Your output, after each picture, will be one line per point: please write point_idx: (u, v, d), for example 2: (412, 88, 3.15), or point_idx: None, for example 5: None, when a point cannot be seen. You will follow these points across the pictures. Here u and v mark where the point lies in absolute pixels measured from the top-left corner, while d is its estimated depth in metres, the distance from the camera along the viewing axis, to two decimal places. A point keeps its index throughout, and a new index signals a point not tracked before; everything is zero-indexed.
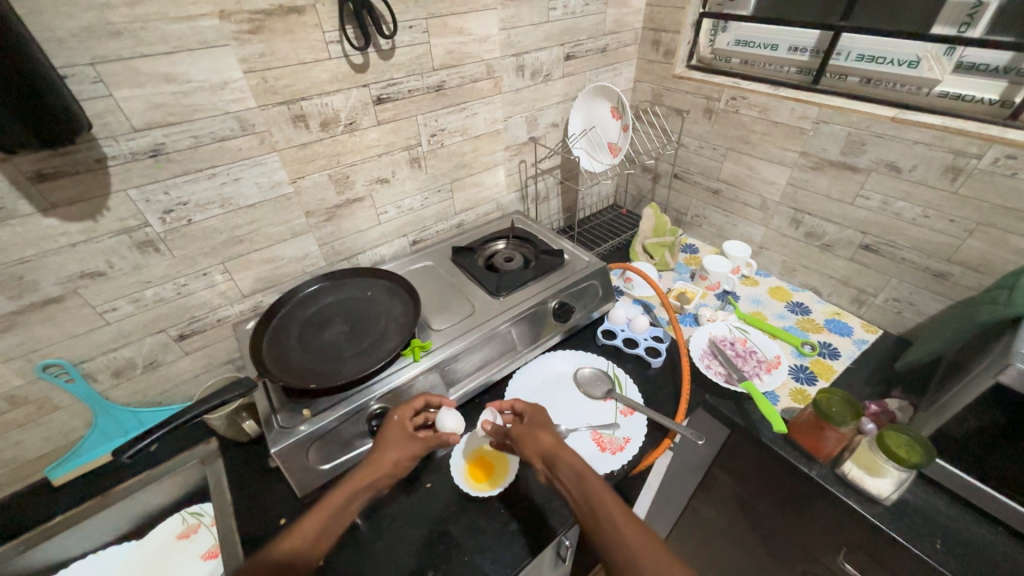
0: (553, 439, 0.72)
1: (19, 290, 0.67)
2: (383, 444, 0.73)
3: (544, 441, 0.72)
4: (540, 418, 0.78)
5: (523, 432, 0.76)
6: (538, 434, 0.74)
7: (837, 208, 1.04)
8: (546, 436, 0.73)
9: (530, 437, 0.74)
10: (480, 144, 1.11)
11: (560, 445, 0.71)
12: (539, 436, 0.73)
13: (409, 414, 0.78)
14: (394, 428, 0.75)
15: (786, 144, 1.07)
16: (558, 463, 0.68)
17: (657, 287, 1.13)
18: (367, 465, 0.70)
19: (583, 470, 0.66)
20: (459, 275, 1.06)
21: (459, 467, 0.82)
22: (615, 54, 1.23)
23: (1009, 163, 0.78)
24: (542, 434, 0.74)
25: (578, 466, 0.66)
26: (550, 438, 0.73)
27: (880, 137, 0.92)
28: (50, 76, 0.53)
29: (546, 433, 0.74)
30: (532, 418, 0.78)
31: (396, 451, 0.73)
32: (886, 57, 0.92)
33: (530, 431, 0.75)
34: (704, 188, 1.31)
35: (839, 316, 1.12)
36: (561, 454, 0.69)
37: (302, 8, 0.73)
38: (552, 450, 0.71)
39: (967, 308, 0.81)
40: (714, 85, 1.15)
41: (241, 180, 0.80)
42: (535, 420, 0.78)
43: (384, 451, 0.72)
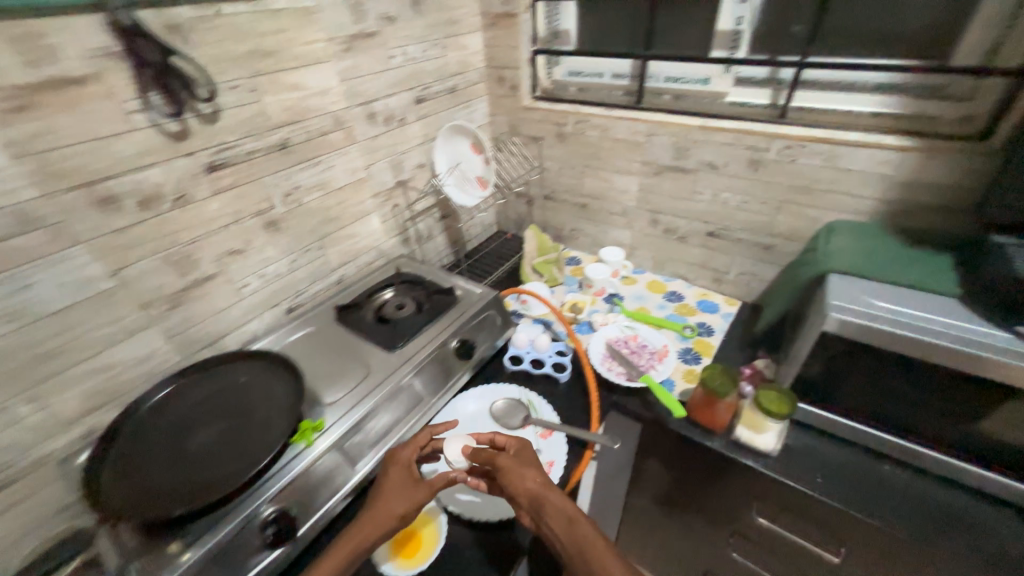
0: (539, 481, 0.68)
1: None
2: (384, 495, 0.68)
3: (531, 480, 0.67)
4: (527, 454, 0.73)
5: (506, 467, 0.70)
6: (524, 474, 0.69)
7: (680, 205, 1.19)
8: (531, 475, 0.68)
9: (513, 475, 0.69)
10: (344, 196, 1.05)
11: (547, 488, 0.66)
12: (525, 474, 0.68)
13: (412, 456, 0.74)
14: (395, 474, 0.71)
15: (629, 157, 1.21)
16: (545, 508, 0.64)
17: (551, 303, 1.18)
18: (366, 524, 0.65)
19: (573, 520, 0.62)
20: (347, 335, 0.98)
21: (384, 551, 0.73)
22: (465, 93, 1.29)
23: (789, 151, 0.97)
24: (528, 474, 0.69)
25: (569, 514, 0.63)
26: (537, 478, 0.68)
27: (698, 142, 1.08)
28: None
29: (531, 473, 0.69)
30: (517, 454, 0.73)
31: (400, 502, 0.67)
32: (686, 77, 1.11)
33: (516, 467, 0.69)
34: (573, 203, 1.41)
35: (706, 296, 1.27)
36: (548, 500, 0.65)
37: (86, 78, 0.63)
38: (539, 494, 0.66)
39: (791, 272, 0.97)
40: (559, 112, 1.26)
41: (35, 284, 0.65)
42: (521, 456, 0.73)
43: (389, 501, 0.67)
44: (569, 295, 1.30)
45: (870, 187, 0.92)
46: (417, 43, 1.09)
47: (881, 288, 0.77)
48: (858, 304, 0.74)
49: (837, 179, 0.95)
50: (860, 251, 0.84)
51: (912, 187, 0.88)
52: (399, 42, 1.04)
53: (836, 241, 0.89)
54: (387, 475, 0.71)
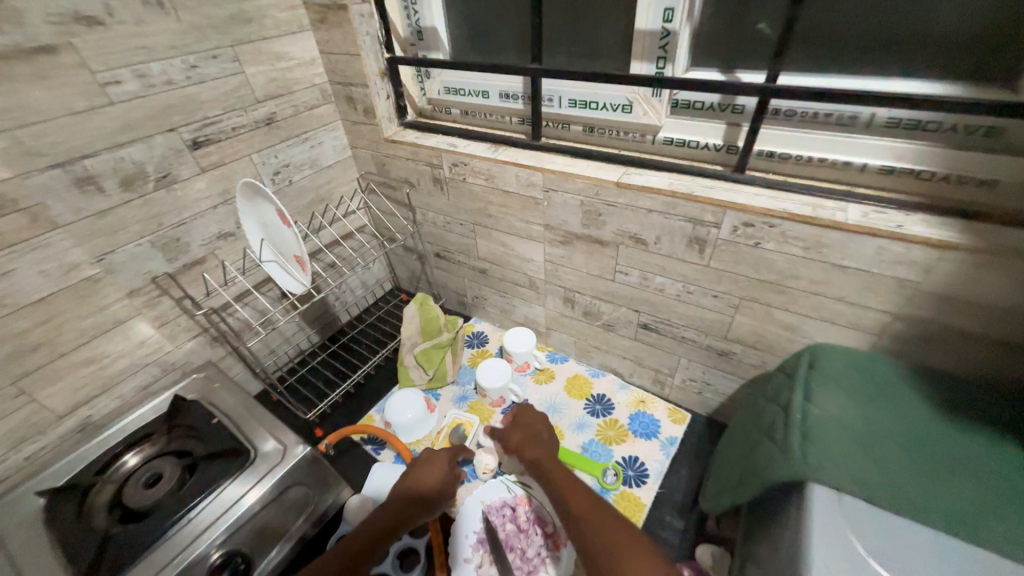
0: (540, 433, 0.71)
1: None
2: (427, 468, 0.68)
3: (512, 436, 0.72)
4: (532, 414, 0.76)
5: (507, 429, 0.75)
6: (513, 432, 0.72)
7: (601, 285, 0.83)
8: (523, 431, 0.72)
9: (530, 426, 0.73)
10: (53, 309, 0.66)
11: (531, 439, 0.69)
12: (515, 431, 0.73)
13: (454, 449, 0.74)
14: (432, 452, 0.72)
15: (527, 217, 0.83)
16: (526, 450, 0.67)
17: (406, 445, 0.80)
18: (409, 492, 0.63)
19: (542, 455, 0.64)
20: (35, 551, 0.60)
21: None
22: (295, 122, 0.89)
23: (749, 231, 0.60)
24: (515, 432, 0.73)
25: (539, 455, 0.64)
26: (534, 430, 0.72)
27: (614, 206, 0.70)
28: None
29: (525, 428, 0.73)
30: (522, 416, 0.76)
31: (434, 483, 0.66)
32: (598, 101, 0.71)
33: (520, 423, 0.74)
34: (470, 267, 1.04)
35: (644, 404, 0.91)
36: (524, 450, 0.68)
37: None
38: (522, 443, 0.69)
39: (750, 428, 0.60)
40: (428, 149, 0.87)
41: None
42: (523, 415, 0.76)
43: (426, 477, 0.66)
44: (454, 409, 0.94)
45: (875, 295, 0.56)
46: (171, 56, 0.69)
47: (920, 540, 0.40)
48: None
49: (823, 278, 0.58)
50: (864, 437, 0.47)
51: (951, 304, 0.52)
52: (123, 59, 0.64)
53: (823, 403, 0.51)
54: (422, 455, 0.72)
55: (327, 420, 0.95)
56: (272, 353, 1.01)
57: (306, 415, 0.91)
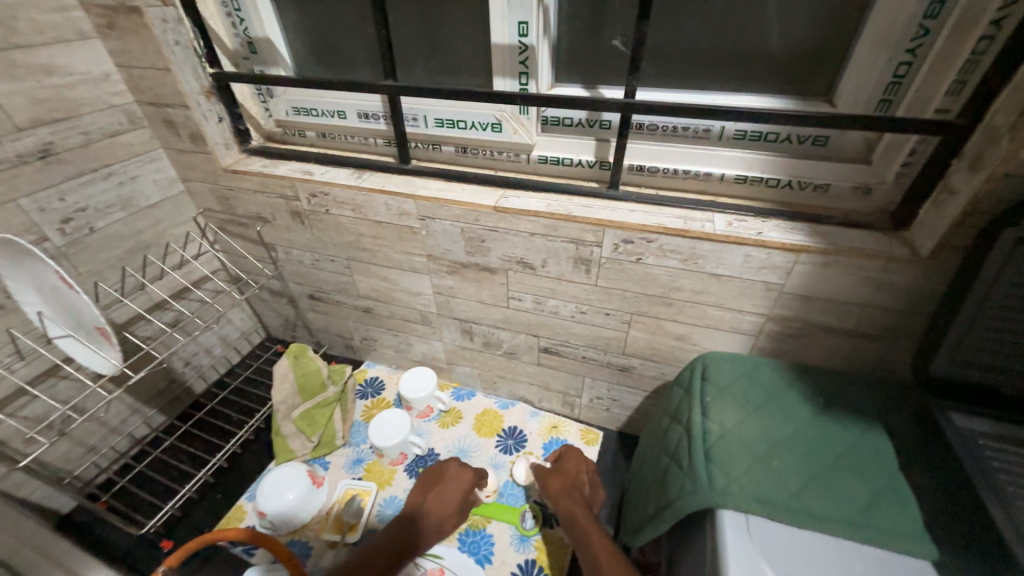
0: (581, 487, 0.67)
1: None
2: (453, 482, 0.70)
3: (551, 482, 0.68)
4: (579, 462, 0.70)
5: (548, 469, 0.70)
6: (556, 477, 0.68)
7: (497, 313, 0.77)
8: (564, 481, 0.67)
9: (573, 478, 0.68)
10: None
11: (577, 494, 0.65)
12: (558, 476, 0.68)
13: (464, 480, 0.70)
14: (446, 483, 0.69)
15: (406, 248, 0.74)
16: (564, 501, 0.64)
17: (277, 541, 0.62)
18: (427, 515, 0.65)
19: (578, 509, 0.62)
20: None
21: None
22: (88, 154, 0.69)
23: (629, 247, 0.59)
24: (554, 478, 0.68)
25: (576, 510, 0.62)
26: (577, 476, 0.68)
27: (495, 231, 0.65)
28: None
29: (567, 475, 0.68)
30: (568, 461, 0.71)
31: (454, 504, 0.68)
32: (465, 120, 0.66)
33: (568, 467, 0.70)
34: (352, 307, 0.91)
35: (557, 429, 0.86)
36: (561, 500, 0.65)
37: None
38: (564, 492, 0.66)
39: (658, 449, 0.58)
40: (279, 178, 0.74)
41: None
42: (567, 465, 0.70)
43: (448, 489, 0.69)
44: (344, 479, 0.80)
45: (748, 300, 0.58)
46: None
47: (813, 544, 0.41)
48: None
49: (702, 288, 0.59)
50: (759, 450, 0.48)
51: (810, 301, 0.56)
52: None
53: (720, 418, 0.51)
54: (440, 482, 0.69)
55: (179, 526, 0.75)
56: (90, 451, 0.77)
57: (143, 529, 0.70)
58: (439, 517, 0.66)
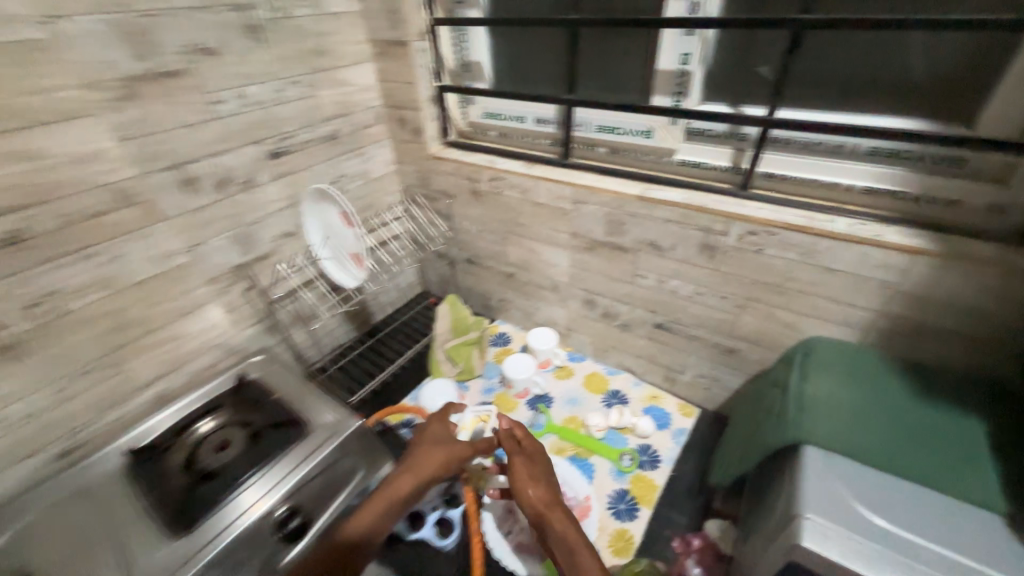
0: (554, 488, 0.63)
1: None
2: (439, 424, 0.77)
3: (531, 486, 0.62)
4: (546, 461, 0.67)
5: (524, 469, 0.65)
6: (535, 484, 0.63)
7: (621, 287, 0.92)
8: (543, 488, 0.63)
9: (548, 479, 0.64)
10: (150, 291, 0.76)
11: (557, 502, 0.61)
12: (534, 479, 0.64)
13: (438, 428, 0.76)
14: (429, 431, 0.76)
15: (555, 225, 0.94)
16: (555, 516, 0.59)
17: None
18: (419, 450, 0.71)
19: (568, 527, 0.57)
20: (127, 505, 0.67)
21: None
22: (354, 138, 1.01)
23: (752, 239, 0.70)
24: (536, 485, 0.63)
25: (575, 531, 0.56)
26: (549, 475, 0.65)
27: (634, 217, 0.81)
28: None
29: (543, 479, 0.64)
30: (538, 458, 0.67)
31: (443, 447, 0.73)
32: (622, 127, 0.83)
33: (539, 464, 0.66)
34: (498, 272, 1.14)
35: (656, 399, 1.00)
36: (545, 510, 0.60)
37: None
38: (549, 506, 0.61)
39: (755, 410, 0.69)
40: (469, 165, 0.99)
41: None
42: (539, 461, 0.67)
43: (432, 430, 0.76)
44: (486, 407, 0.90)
45: (861, 295, 0.66)
46: (263, 81, 0.81)
47: (886, 483, 0.50)
48: (850, 527, 0.46)
49: (816, 281, 0.68)
50: (851, 413, 0.57)
51: (923, 302, 0.62)
52: (228, 82, 0.77)
53: (817, 384, 0.61)
54: (425, 432, 0.76)
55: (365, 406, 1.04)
56: (316, 344, 1.10)
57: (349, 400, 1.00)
58: (428, 463, 0.70)
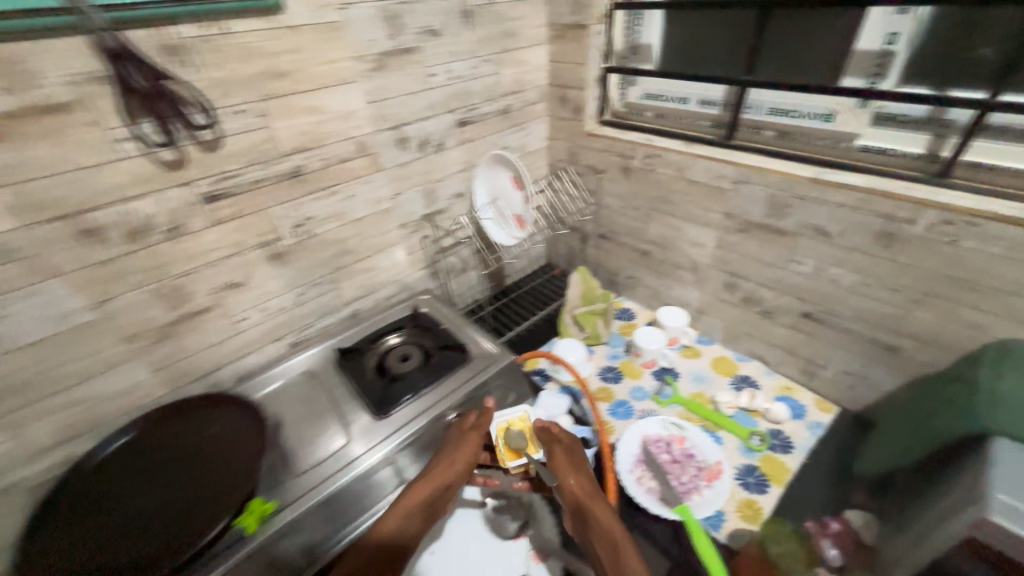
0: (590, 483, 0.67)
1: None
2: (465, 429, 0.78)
3: (570, 479, 0.67)
4: (580, 456, 0.72)
5: (565, 462, 0.70)
6: (574, 475, 0.68)
7: (770, 272, 0.93)
8: (584, 480, 0.67)
9: (583, 473, 0.69)
10: (363, 228, 0.94)
11: (595, 492, 0.66)
12: (574, 473, 0.68)
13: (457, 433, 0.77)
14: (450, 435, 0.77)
15: (707, 205, 0.96)
16: (592, 511, 0.63)
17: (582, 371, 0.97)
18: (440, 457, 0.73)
19: (609, 523, 0.61)
20: (340, 387, 0.88)
21: None
22: (520, 113, 1.13)
23: (946, 229, 0.68)
24: (576, 476, 0.68)
25: (613, 524, 0.60)
26: (584, 470, 0.70)
27: (803, 200, 0.81)
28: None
29: (584, 473, 0.69)
30: (574, 453, 0.72)
31: (463, 450, 0.74)
32: (801, 110, 0.83)
33: (573, 459, 0.71)
34: (632, 248, 1.19)
35: (790, 391, 0.98)
36: (586, 501, 0.64)
37: (71, 104, 0.57)
38: (591, 498, 0.64)
39: (933, 401, 0.67)
40: (625, 142, 1.05)
41: (10, 317, 0.61)
42: (578, 456, 0.72)
43: (456, 436, 0.77)
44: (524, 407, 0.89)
45: None
46: (465, 59, 0.95)
47: None
48: None
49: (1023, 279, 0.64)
50: None
51: None
52: (441, 59, 0.91)
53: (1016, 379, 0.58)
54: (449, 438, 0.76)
55: None
56: (461, 295, 1.25)
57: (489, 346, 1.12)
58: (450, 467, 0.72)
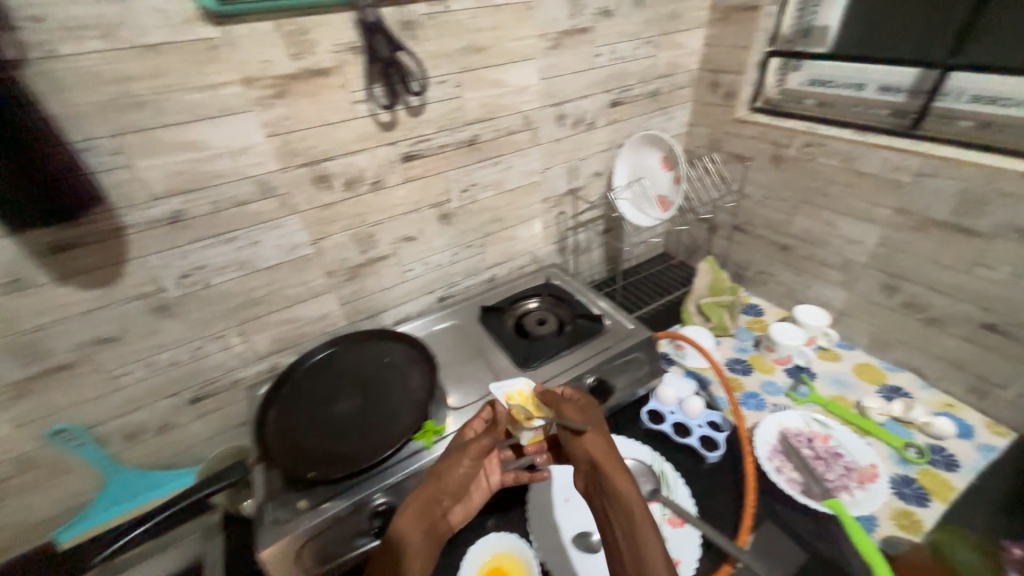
0: (600, 444, 0.63)
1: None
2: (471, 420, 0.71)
3: (582, 442, 0.64)
4: (588, 419, 0.68)
5: (570, 424, 0.66)
6: (585, 437, 0.64)
7: (946, 276, 0.85)
8: (594, 440, 0.63)
9: (593, 435, 0.64)
10: (514, 197, 1.02)
11: (609, 455, 0.62)
12: (584, 438, 0.64)
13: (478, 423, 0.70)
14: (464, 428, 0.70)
15: (875, 199, 0.91)
16: (604, 477, 0.59)
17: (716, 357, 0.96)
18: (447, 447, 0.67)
19: (620, 488, 0.57)
20: (485, 340, 0.95)
21: (475, 561, 0.69)
22: (667, 98, 1.13)
23: None
24: (587, 439, 0.64)
25: (626, 490, 0.57)
26: (595, 432, 0.65)
27: (1008, 197, 0.74)
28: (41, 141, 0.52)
29: (593, 435, 0.64)
30: (574, 416, 0.68)
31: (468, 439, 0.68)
32: (1014, 98, 0.76)
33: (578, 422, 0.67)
34: (770, 242, 1.15)
35: (951, 409, 0.90)
36: (599, 465, 0.61)
37: (328, 69, 0.69)
38: (602, 460, 0.61)
39: None
40: (782, 129, 1.01)
41: (259, 243, 0.76)
42: (586, 419, 0.68)
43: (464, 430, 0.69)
44: (525, 381, 0.79)
45: None
46: (629, 41, 0.98)
47: None
48: None
49: None
50: None
51: None
52: (608, 40, 0.95)
53: None
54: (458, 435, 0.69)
55: None
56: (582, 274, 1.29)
57: None
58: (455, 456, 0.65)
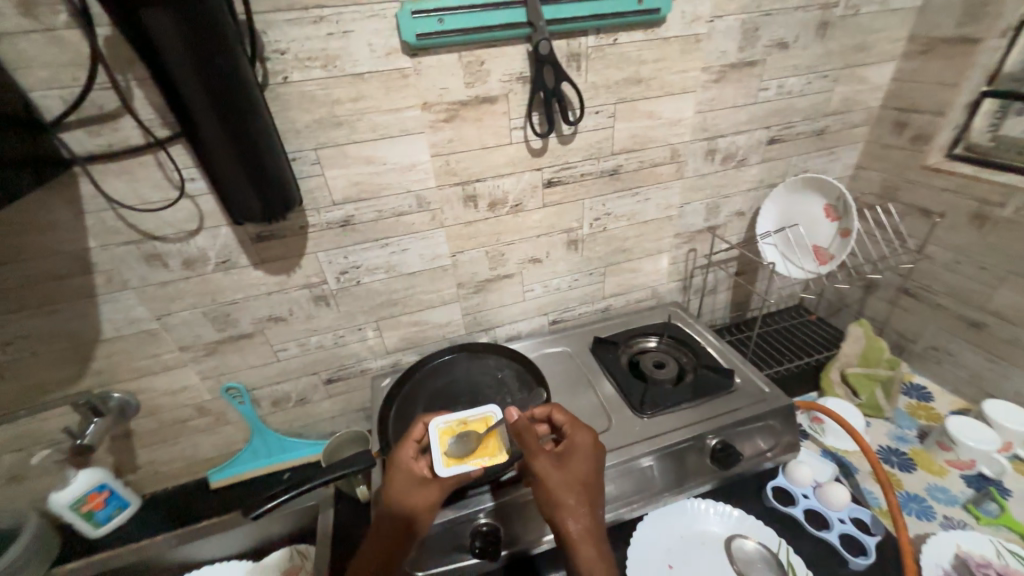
0: (580, 506, 0.60)
1: (193, 312, 0.76)
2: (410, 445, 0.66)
3: (564, 500, 0.60)
4: (575, 470, 0.62)
5: (558, 480, 0.61)
6: (569, 496, 0.60)
7: None
8: (579, 500, 0.60)
9: (577, 492, 0.60)
10: (646, 230, 0.98)
11: (590, 517, 0.59)
12: (568, 496, 0.60)
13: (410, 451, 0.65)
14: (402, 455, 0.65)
15: None
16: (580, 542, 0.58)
17: (868, 444, 0.82)
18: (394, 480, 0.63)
19: (591, 555, 0.57)
20: (596, 372, 0.92)
21: None
22: (835, 137, 1.01)
23: None
24: (571, 498, 0.60)
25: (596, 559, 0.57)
26: (580, 489, 0.61)
27: None
28: (272, 173, 0.62)
29: (578, 493, 0.60)
30: (562, 469, 0.62)
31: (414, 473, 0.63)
32: None
33: (566, 476, 0.61)
34: (952, 314, 0.95)
35: None
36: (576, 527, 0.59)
37: (495, 97, 0.73)
38: (579, 523, 0.59)
39: None
40: (993, 184, 0.83)
41: (407, 251, 0.82)
42: (575, 469, 0.62)
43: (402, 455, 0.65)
44: (432, 421, 0.67)
45: None
46: (803, 74, 0.89)
47: None
48: None
49: None
50: None
51: None
52: (778, 73, 0.87)
53: None
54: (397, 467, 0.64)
55: None
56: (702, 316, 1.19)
57: None
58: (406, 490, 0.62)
